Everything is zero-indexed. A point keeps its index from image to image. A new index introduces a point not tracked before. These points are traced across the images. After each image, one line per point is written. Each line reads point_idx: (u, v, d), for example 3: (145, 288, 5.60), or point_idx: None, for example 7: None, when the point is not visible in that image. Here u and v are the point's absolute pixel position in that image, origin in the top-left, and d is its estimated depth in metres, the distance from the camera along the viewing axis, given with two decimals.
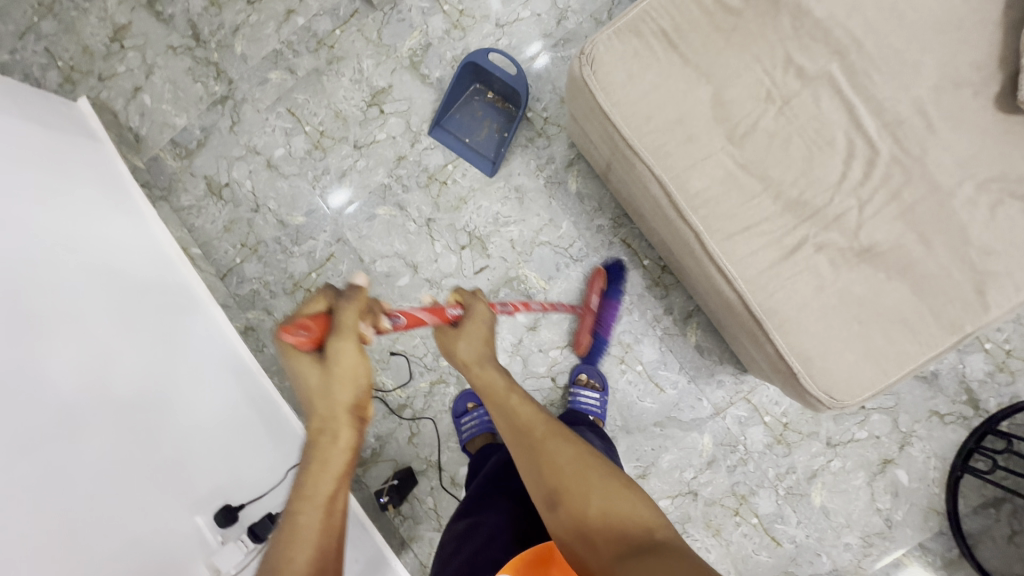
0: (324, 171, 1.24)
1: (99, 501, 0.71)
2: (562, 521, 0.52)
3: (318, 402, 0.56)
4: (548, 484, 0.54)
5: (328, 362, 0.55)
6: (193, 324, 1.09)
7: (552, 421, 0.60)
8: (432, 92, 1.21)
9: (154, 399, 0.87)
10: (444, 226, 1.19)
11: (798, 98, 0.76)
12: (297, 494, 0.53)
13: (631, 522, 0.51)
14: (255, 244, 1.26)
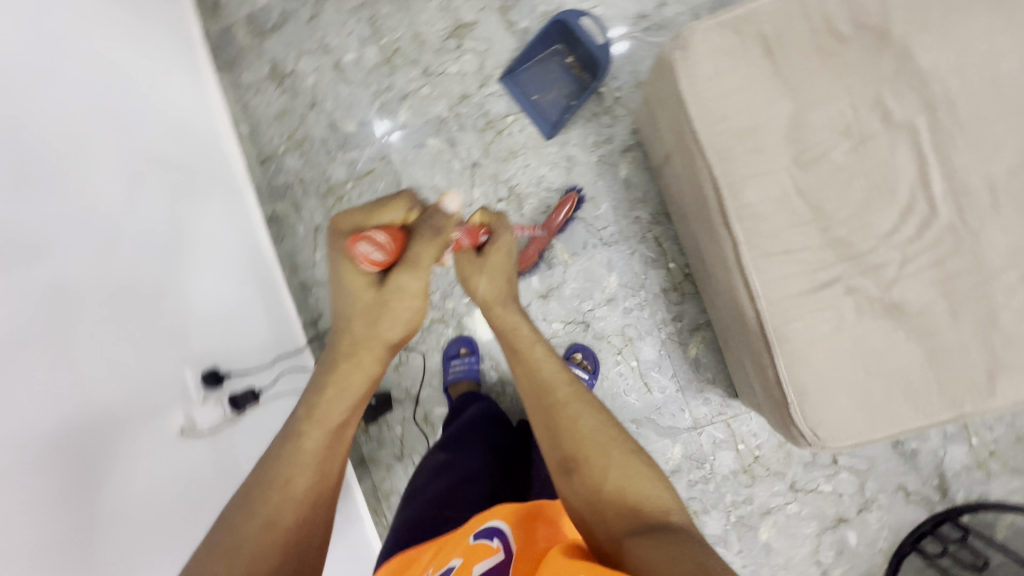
0: (387, 88, 1.24)
1: (108, 333, 0.71)
2: (577, 484, 0.51)
3: (357, 323, 0.59)
4: (566, 449, 0.53)
5: (386, 290, 0.57)
6: (222, 198, 1.11)
7: (577, 384, 0.59)
8: (513, 40, 1.20)
9: (168, 257, 0.88)
10: (487, 174, 1.19)
11: (874, 141, 0.76)
12: (307, 411, 0.55)
13: (647, 500, 0.49)
14: (302, 139, 1.27)
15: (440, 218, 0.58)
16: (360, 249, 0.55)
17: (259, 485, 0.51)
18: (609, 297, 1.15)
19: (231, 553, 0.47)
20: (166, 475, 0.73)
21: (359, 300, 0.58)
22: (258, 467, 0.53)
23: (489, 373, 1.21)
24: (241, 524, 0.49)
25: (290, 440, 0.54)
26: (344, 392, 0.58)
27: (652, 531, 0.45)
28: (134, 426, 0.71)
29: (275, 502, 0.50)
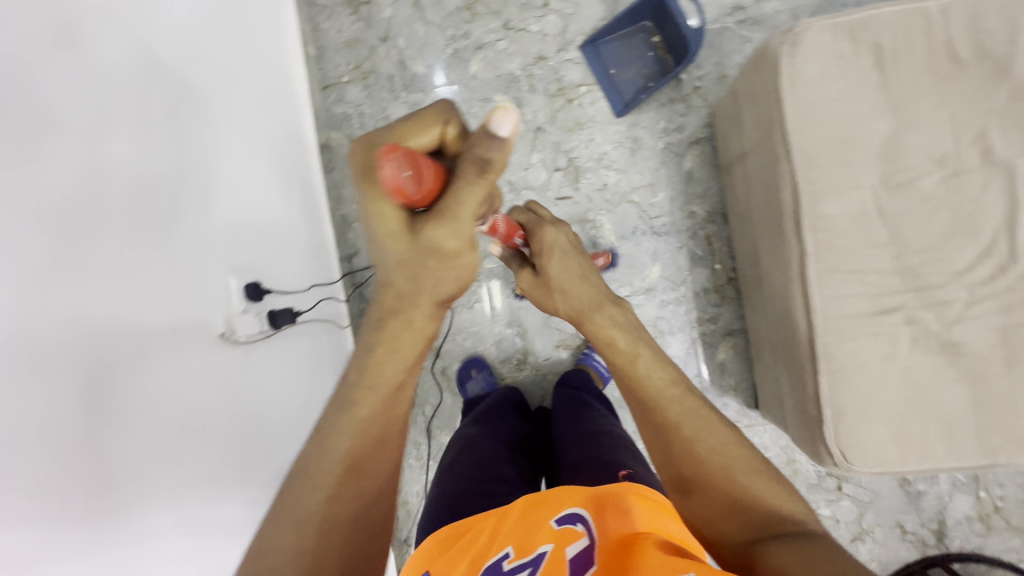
0: (463, 35, 1.20)
1: (167, 251, 0.69)
2: (700, 503, 0.54)
3: (396, 277, 0.51)
4: (683, 472, 0.56)
5: (424, 236, 0.47)
6: (281, 116, 1.09)
7: (691, 398, 0.61)
8: (602, 8, 1.16)
9: (227, 181, 0.85)
10: (549, 141, 1.17)
11: (968, 175, 0.74)
12: (358, 377, 0.52)
13: (774, 514, 0.52)
14: (368, 72, 1.24)
15: (485, 145, 0.44)
16: (392, 171, 0.43)
17: (315, 460, 0.49)
18: (649, 286, 1.14)
19: (301, 529, 0.46)
20: (212, 394, 0.72)
21: (389, 252, 0.49)
22: (314, 439, 0.50)
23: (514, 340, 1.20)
24: (303, 499, 0.48)
25: (340, 411, 0.51)
26: (389, 361, 0.52)
27: (789, 540, 0.48)
28: (186, 346, 0.70)
29: (332, 478, 0.48)
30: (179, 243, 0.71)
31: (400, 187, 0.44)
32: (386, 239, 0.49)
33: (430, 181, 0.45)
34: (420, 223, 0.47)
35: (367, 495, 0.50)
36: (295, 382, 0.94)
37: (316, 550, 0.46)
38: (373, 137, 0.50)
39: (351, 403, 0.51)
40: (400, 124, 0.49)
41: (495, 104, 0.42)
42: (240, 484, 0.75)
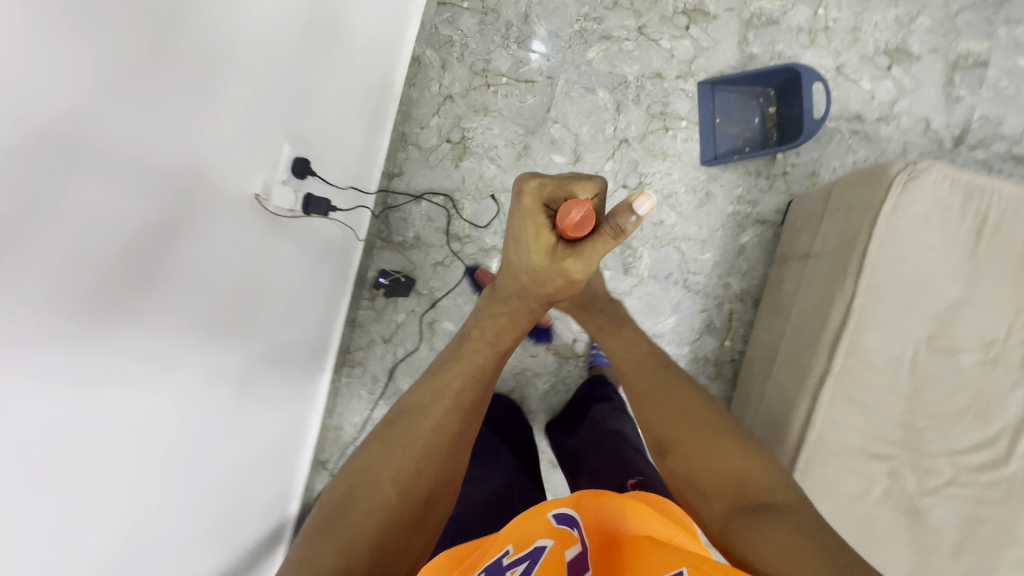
0: (596, 18, 1.16)
1: (133, 195, 0.54)
2: (674, 463, 0.61)
3: (524, 276, 0.67)
4: (660, 434, 0.64)
5: (560, 264, 0.62)
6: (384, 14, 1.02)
7: (662, 370, 0.70)
8: (736, 57, 1.13)
9: (232, 87, 0.65)
10: (630, 157, 1.14)
11: (1004, 369, 0.75)
12: (480, 335, 0.69)
13: (745, 476, 0.56)
14: (489, 8, 1.18)
15: (625, 219, 0.57)
16: (582, 210, 0.58)
17: (431, 394, 0.61)
18: (657, 332, 1.13)
19: (406, 450, 0.55)
20: (194, 308, 0.69)
21: (533, 262, 0.64)
22: (428, 378, 0.63)
23: None
24: (417, 423, 0.58)
25: (460, 357, 0.66)
26: (496, 332, 0.69)
27: (759, 511, 0.52)
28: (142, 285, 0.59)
29: (440, 413, 0.59)
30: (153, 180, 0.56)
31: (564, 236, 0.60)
32: (533, 253, 0.63)
33: (592, 227, 0.60)
34: (562, 255, 0.62)
35: (465, 436, 0.61)
36: (295, 312, 0.98)
37: (416, 472, 0.54)
38: (544, 178, 0.61)
39: (463, 357, 0.65)
40: (569, 176, 0.62)
41: (641, 191, 0.55)
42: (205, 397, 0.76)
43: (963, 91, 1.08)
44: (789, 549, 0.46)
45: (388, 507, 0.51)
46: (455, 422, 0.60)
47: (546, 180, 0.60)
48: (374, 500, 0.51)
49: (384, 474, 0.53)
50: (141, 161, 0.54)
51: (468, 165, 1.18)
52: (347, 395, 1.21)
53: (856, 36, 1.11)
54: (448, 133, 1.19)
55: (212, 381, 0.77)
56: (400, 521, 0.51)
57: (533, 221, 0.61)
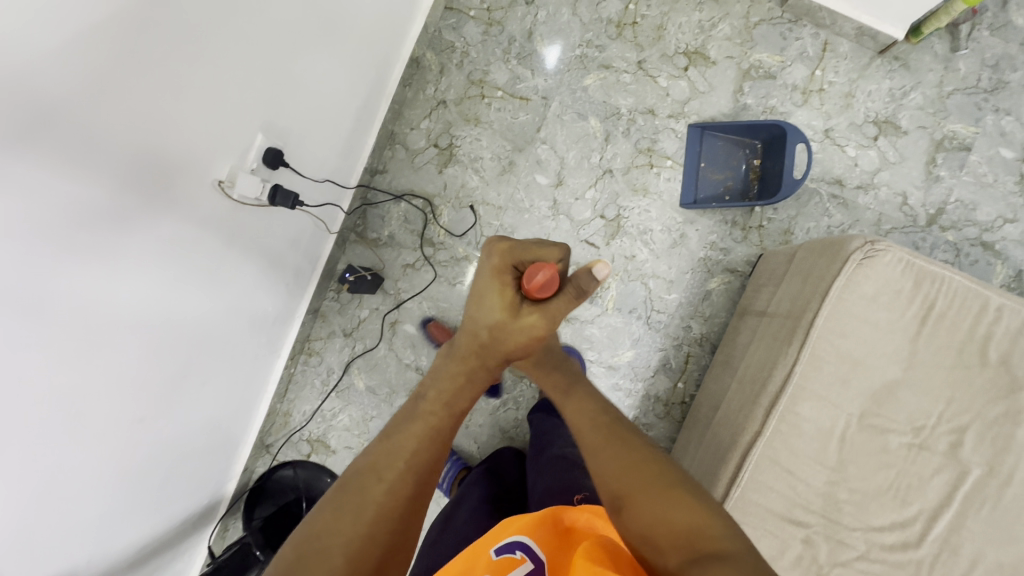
0: (598, 46, 1.17)
1: (59, 201, 0.54)
2: (631, 519, 0.55)
3: (482, 333, 0.64)
4: (614, 488, 0.59)
5: (520, 322, 0.62)
6: (386, 22, 1.04)
7: (616, 426, 0.67)
8: (730, 105, 1.14)
9: (177, 92, 0.63)
10: (612, 188, 1.15)
11: (929, 454, 0.76)
12: (434, 398, 0.63)
13: (696, 531, 0.51)
14: (495, 21, 1.19)
15: (586, 283, 0.59)
16: (540, 279, 0.59)
17: (385, 456, 0.57)
18: (613, 365, 1.14)
19: (358, 512, 0.52)
20: (118, 312, 0.68)
21: (490, 321, 0.63)
22: (381, 440, 0.59)
23: None
24: (368, 487, 0.54)
25: (412, 417, 0.62)
26: (452, 395, 0.64)
27: (705, 561, 0.47)
28: (53, 290, 0.58)
29: (396, 471, 0.56)
30: (70, 188, 0.55)
31: (528, 294, 0.60)
32: (496, 311, 0.62)
33: (553, 294, 0.61)
34: (524, 314, 0.62)
35: (422, 496, 0.56)
36: (243, 313, 0.97)
37: (369, 533, 0.51)
38: (513, 239, 0.62)
39: (418, 418, 0.61)
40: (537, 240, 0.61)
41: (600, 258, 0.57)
42: (124, 401, 0.75)
43: (943, 172, 1.10)
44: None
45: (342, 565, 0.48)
46: (411, 483, 0.55)
47: (516, 243, 0.62)
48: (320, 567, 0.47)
49: (333, 541, 0.49)
50: (68, 166, 0.54)
51: (452, 173, 1.18)
52: (300, 383, 1.21)
53: (848, 103, 1.12)
54: (437, 138, 1.19)
55: (135, 384, 0.76)
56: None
57: (498, 283, 0.62)
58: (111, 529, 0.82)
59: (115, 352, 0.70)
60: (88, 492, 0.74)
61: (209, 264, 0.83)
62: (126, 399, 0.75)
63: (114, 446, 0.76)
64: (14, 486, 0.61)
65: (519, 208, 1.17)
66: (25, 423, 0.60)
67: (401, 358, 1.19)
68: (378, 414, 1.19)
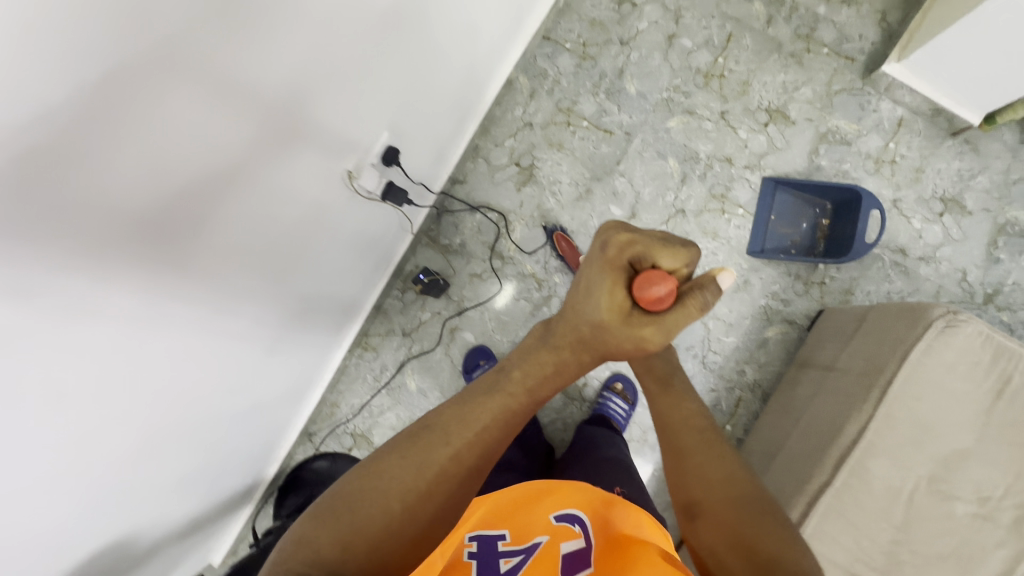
0: (684, 92, 1.22)
1: (166, 167, 0.51)
2: (703, 530, 0.54)
3: (583, 329, 0.58)
4: (693, 496, 0.57)
5: (629, 324, 0.56)
6: (492, 44, 1.10)
7: (707, 433, 0.63)
8: (805, 164, 1.19)
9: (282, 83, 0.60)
10: (683, 228, 1.19)
11: (993, 526, 0.77)
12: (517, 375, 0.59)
13: (772, 554, 0.48)
14: (589, 55, 1.24)
15: (710, 291, 0.56)
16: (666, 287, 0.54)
17: (456, 421, 0.56)
18: None
19: (421, 469, 0.53)
20: (217, 295, 0.71)
21: (598, 322, 0.57)
22: (457, 403, 0.58)
23: None
24: (434, 448, 0.54)
25: (495, 389, 0.58)
26: (535, 377, 0.59)
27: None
28: (173, 269, 0.61)
29: (463, 443, 0.55)
30: (192, 161, 0.54)
31: (653, 301, 0.55)
32: (605, 309, 0.56)
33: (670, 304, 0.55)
34: (639, 321, 0.56)
35: (480, 473, 0.55)
36: (315, 299, 0.98)
37: (425, 493, 0.52)
38: (635, 233, 0.56)
39: (497, 393, 0.58)
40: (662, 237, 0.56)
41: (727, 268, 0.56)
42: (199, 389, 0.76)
43: (1003, 254, 1.14)
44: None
45: (388, 519, 0.50)
46: (473, 454, 0.55)
47: (639, 241, 0.55)
48: (376, 509, 0.50)
49: (386, 492, 0.51)
50: (177, 130, 0.50)
51: (529, 192, 1.22)
52: (352, 376, 1.22)
53: (917, 178, 1.17)
54: (519, 157, 1.24)
55: (214, 367, 0.78)
56: (400, 535, 0.50)
57: (611, 278, 0.56)
58: (171, 507, 0.85)
59: (201, 338, 0.72)
60: (160, 475, 0.77)
61: (305, 247, 0.85)
62: (203, 386, 0.77)
63: (186, 430, 0.78)
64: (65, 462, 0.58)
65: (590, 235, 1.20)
66: (91, 396, 0.57)
67: (456, 364, 1.21)
68: None
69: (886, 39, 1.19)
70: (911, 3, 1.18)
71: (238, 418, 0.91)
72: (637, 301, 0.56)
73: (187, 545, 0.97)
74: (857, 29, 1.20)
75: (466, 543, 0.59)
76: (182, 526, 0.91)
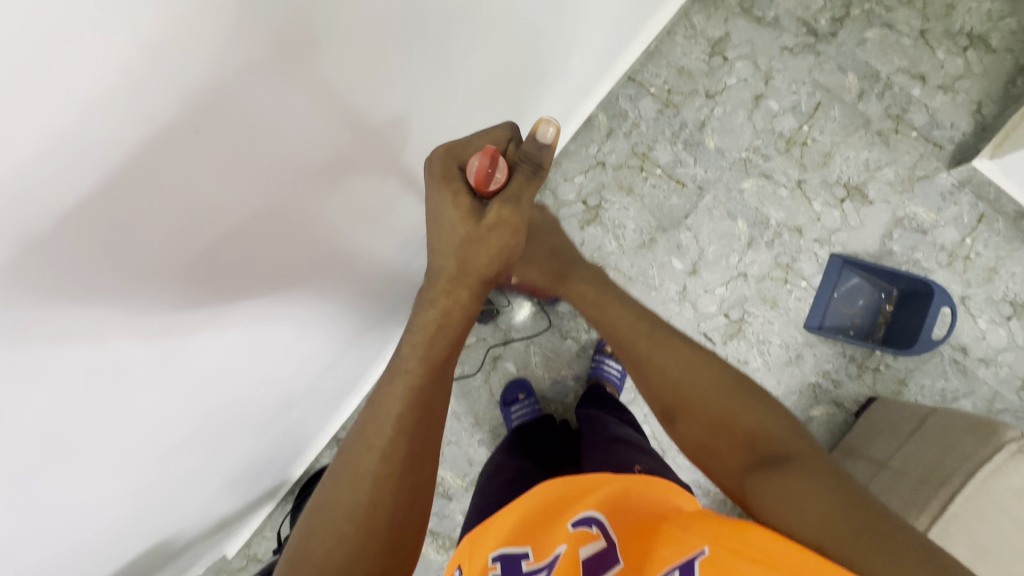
0: (764, 155, 1.20)
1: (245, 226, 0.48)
2: (686, 429, 0.64)
3: (452, 259, 0.62)
4: (668, 402, 0.66)
5: (485, 223, 0.59)
6: (583, 84, 1.09)
7: (658, 333, 0.71)
8: (876, 246, 1.17)
9: (298, 103, 0.44)
10: (743, 292, 1.17)
11: None
12: (411, 347, 0.61)
13: (756, 432, 0.59)
14: (672, 103, 1.23)
15: (536, 146, 0.61)
16: (479, 159, 0.58)
17: (371, 422, 0.58)
18: None
19: (356, 484, 0.55)
20: (283, 315, 0.69)
21: (455, 234, 0.60)
22: (370, 407, 0.59)
23: (567, 391, 1.20)
24: (361, 458, 0.56)
25: (391, 376, 0.60)
26: (426, 348, 0.61)
27: (765, 466, 0.55)
28: (253, 298, 0.59)
29: (387, 437, 0.57)
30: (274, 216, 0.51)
31: (484, 179, 0.59)
32: (458, 222, 0.59)
33: (504, 176, 0.60)
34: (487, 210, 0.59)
35: (420, 456, 0.58)
36: (367, 316, 0.97)
37: (372, 504, 0.54)
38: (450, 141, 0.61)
39: (398, 374, 0.60)
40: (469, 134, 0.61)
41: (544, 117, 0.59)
42: (239, 412, 0.76)
43: None
44: (801, 508, 0.49)
45: (348, 551, 0.51)
46: (403, 445, 0.57)
47: (456, 143, 0.60)
48: (334, 537, 0.52)
49: (337, 518, 0.53)
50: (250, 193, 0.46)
51: (593, 232, 1.21)
52: None
53: (989, 276, 1.14)
54: (586, 196, 1.22)
55: (263, 382, 0.77)
56: (366, 554, 0.52)
57: (452, 189, 0.59)
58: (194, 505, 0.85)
59: (262, 368, 0.74)
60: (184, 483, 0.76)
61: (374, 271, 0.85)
62: (241, 403, 0.75)
63: (226, 449, 0.81)
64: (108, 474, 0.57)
65: (647, 287, 1.19)
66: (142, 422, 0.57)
67: (493, 393, 1.20)
68: (455, 440, 1.19)
69: (978, 131, 1.16)
70: (1010, 98, 1.15)
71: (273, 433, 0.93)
72: (477, 191, 0.60)
73: (212, 534, 1.01)
74: (949, 117, 1.17)
75: (492, 564, 0.58)
76: (210, 521, 0.95)
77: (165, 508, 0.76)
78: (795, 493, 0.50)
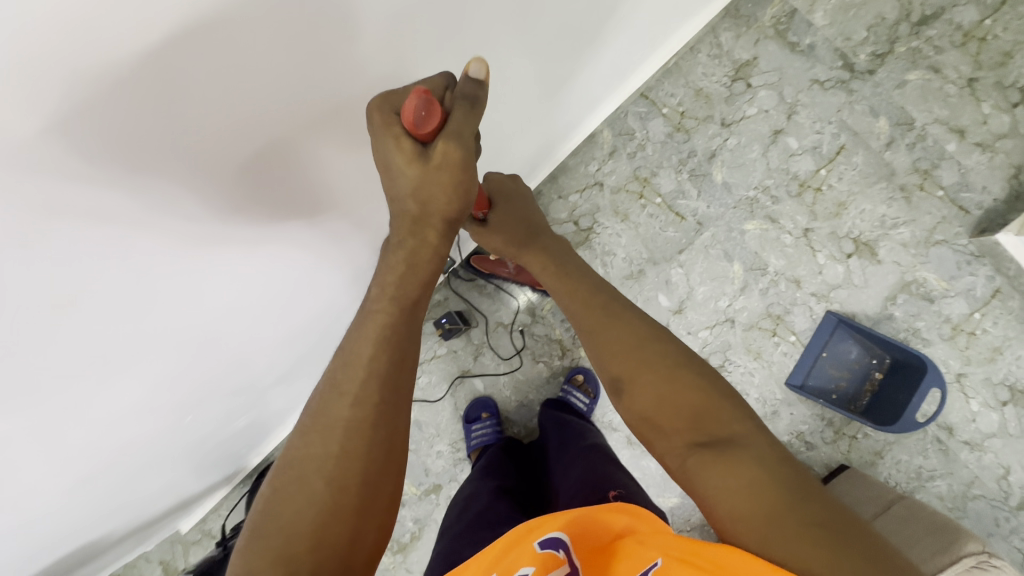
0: (773, 197, 1.12)
1: (209, 208, 0.47)
2: (632, 401, 0.59)
3: (411, 200, 0.51)
4: (613, 369, 0.60)
5: (433, 163, 0.49)
6: (587, 101, 1.01)
7: (605, 300, 0.66)
8: (876, 309, 1.10)
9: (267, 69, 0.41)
10: (728, 337, 1.13)
11: None
12: (380, 292, 0.55)
13: (701, 412, 0.54)
14: (683, 127, 1.14)
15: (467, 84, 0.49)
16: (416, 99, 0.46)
17: (343, 367, 0.52)
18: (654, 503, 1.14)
19: (328, 433, 0.49)
20: (240, 318, 0.67)
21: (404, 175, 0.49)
22: (338, 357, 0.53)
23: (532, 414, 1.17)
24: (333, 404, 0.50)
25: (363, 317, 0.54)
26: (401, 285, 0.55)
27: (710, 446, 0.51)
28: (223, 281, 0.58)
29: (359, 383, 0.51)
30: (245, 187, 0.49)
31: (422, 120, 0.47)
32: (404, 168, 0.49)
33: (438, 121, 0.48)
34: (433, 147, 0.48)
35: (395, 404, 0.52)
36: (330, 325, 0.94)
37: (343, 455, 0.48)
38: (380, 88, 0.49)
39: (368, 317, 0.54)
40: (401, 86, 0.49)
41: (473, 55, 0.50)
42: (216, 387, 0.76)
43: None
44: (741, 494, 0.46)
45: (321, 506, 0.47)
46: (377, 386, 0.51)
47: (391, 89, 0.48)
48: (300, 502, 0.47)
49: (305, 475, 0.48)
50: (215, 168, 0.44)
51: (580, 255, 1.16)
52: None
53: (992, 357, 1.07)
54: (579, 216, 1.17)
55: (237, 358, 0.76)
56: (341, 515, 0.47)
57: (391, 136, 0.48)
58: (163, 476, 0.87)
59: (200, 383, 0.72)
60: (156, 456, 0.78)
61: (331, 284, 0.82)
62: (213, 381, 0.74)
63: (162, 459, 0.81)
64: (72, 451, 0.58)
65: None
66: (103, 405, 0.57)
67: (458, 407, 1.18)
68: (414, 448, 1.18)
69: (1011, 200, 1.06)
70: None
71: (217, 440, 0.92)
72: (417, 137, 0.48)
73: (165, 514, 1.03)
74: (982, 179, 1.07)
75: None
76: (164, 502, 0.97)
77: (99, 513, 0.77)
78: (732, 483, 0.47)
